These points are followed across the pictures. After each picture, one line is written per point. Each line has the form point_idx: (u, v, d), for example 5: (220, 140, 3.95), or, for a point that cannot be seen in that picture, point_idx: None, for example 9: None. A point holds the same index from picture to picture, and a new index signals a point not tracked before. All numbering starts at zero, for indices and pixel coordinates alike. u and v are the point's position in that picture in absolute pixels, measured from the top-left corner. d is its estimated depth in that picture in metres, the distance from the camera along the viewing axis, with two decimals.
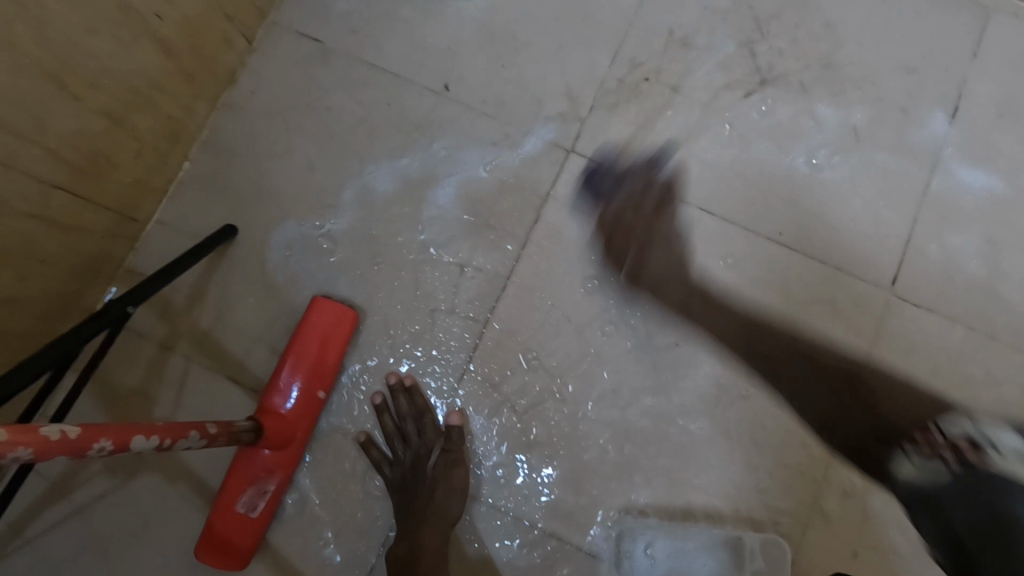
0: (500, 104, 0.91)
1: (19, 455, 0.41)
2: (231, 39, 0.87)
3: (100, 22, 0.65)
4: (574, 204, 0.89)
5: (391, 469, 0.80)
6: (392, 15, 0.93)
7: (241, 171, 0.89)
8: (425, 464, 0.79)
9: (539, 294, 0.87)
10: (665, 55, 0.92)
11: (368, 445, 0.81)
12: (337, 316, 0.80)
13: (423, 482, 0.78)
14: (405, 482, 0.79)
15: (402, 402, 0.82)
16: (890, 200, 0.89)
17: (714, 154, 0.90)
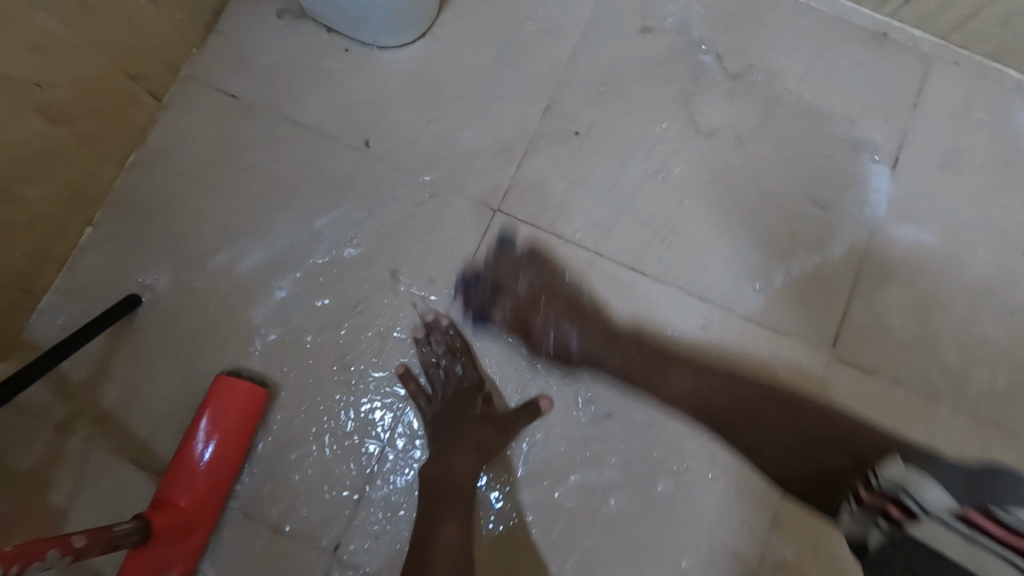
0: (426, 160, 0.86)
1: None
2: (136, 97, 0.81)
3: None
4: (495, 276, 0.84)
5: (432, 403, 0.80)
6: (312, 65, 0.88)
7: (148, 234, 0.83)
8: (466, 400, 0.80)
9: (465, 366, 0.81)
10: (598, 108, 0.89)
11: (408, 376, 0.80)
12: (243, 394, 0.76)
13: (467, 416, 0.79)
14: (446, 417, 0.79)
15: (440, 338, 0.82)
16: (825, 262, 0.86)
17: (649, 211, 0.86)
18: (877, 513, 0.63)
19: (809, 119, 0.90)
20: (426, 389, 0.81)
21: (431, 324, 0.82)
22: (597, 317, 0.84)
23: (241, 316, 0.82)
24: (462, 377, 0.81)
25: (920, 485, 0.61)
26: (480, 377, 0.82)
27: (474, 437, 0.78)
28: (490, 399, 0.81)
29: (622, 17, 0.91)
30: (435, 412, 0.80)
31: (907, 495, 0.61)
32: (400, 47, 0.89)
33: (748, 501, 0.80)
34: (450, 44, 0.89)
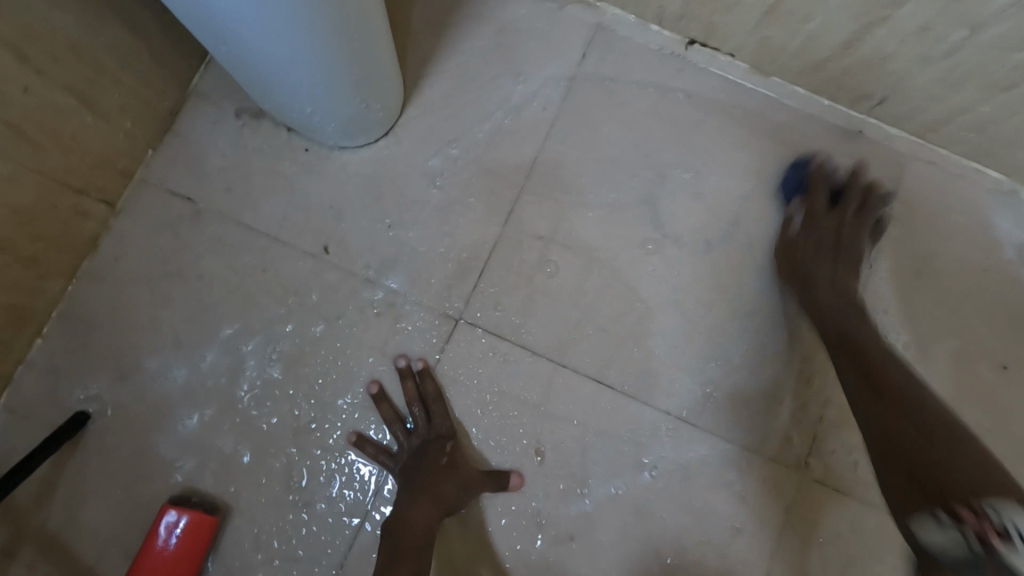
0: (385, 269, 0.85)
1: None
2: (85, 209, 0.80)
3: None
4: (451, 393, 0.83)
5: (392, 459, 0.80)
6: (270, 168, 0.87)
7: (101, 347, 0.82)
8: (429, 450, 0.79)
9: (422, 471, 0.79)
10: (562, 212, 0.87)
11: (364, 442, 0.81)
12: (190, 521, 0.74)
13: (427, 466, 0.78)
14: (411, 467, 0.79)
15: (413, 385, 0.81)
16: (790, 377, 0.84)
17: (615, 320, 0.85)
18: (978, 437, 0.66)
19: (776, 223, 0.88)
20: (389, 450, 0.81)
21: (403, 370, 0.82)
22: (559, 431, 0.82)
23: (195, 431, 0.81)
24: (430, 423, 0.81)
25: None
26: (450, 425, 0.81)
27: (434, 491, 0.77)
28: (454, 448, 0.79)
29: (587, 116, 0.89)
30: (399, 465, 0.80)
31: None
32: (360, 147, 0.88)
33: None
34: (412, 146, 0.88)
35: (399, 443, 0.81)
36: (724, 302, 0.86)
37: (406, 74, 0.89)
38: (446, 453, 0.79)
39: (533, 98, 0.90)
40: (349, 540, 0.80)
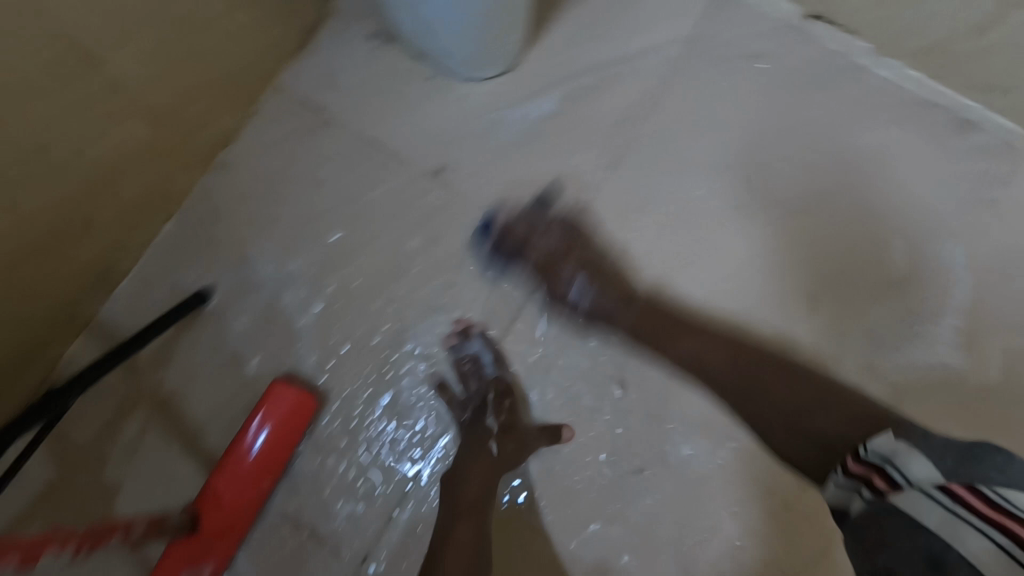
0: (492, 196, 0.90)
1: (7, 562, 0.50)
2: (230, 103, 0.86)
3: (76, 89, 0.65)
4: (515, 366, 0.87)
5: (460, 410, 0.84)
6: (396, 89, 0.92)
7: (226, 234, 0.89)
8: (488, 412, 0.83)
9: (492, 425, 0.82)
10: (664, 165, 0.91)
11: (438, 388, 0.85)
12: (281, 416, 0.78)
13: (489, 425, 0.82)
14: (467, 425, 0.83)
15: (480, 349, 0.85)
16: (862, 350, 0.87)
17: (707, 274, 0.89)
18: (861, 483, 0.56)
19: (837, 215, 0.90)
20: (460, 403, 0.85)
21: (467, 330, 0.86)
22: (641, 368, 0.86)
23: (302, 322, 0.87)
24: (491, 385, 0.85)
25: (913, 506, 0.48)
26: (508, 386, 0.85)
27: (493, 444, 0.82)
28: (511, 408, 0.84)
29: (699, 77, 0.91)
30: (464, 420, 0.84)
31: (895, 468, 0.53)
32: (482, 80, 0.92)
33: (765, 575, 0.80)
34: (528, 85, 0.92)
35: (465, 398, 0.84)
36: (801, 275, 0.89)
37: (533, 17, 0.94)
38: (503, 412, 0.83)
39: (649, 54, 0.93)
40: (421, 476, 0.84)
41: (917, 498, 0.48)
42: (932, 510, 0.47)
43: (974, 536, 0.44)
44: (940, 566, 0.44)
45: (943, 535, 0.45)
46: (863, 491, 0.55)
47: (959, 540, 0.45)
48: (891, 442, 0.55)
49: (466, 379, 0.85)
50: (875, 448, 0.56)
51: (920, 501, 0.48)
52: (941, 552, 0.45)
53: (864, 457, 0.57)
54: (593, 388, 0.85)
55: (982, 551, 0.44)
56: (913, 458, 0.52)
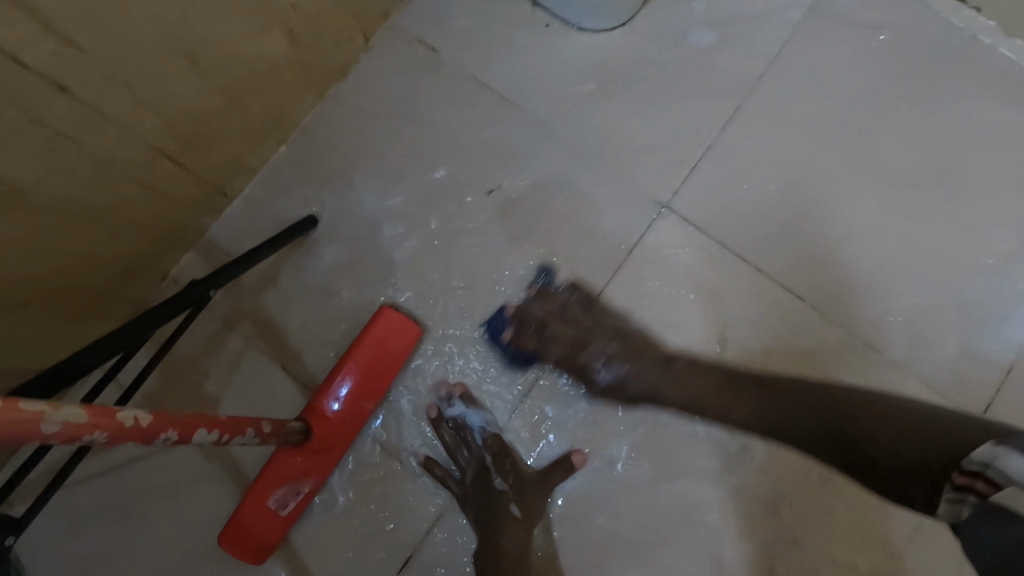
0: (600, 147, 0.89)
1: (166, 436, 0.49)
2: (351, 35, 0.86)
3: (238, 5, 0.64)
4: (547, 364, 0.85)
5: (459, 484, 0.82)
6: (511, 35, 0.91)
7: (333, 165, 0.89)
8: (492, 469, 0.81)
9: (505, 487, 0.81)
10: (779, 128, 0.88)
11: (432, 466, 0.82)
12: (369, 349, 0.79)
13: (499, 489, 0.81)
14: (475, 499, 0.81)
15: (461, 411, 0.83)
16: (972, 332, 0.84)
17: (817, 242, 0.86)
18: (964, 491, 0.57)
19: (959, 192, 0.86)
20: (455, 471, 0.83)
21: (444, 399, 0.83)
22: (740, 330, 0.85)
23: (403, 257, 0.88)
24: (480, 448, 0.82)
25: (1005, 457, 0.53)
26: (503, 445, 0.82)
27: (512, 505, 0.80)
28: (516, 468, 0.82)
29: (819, 44, 0.90)
30: (465, 488, 0.81)
31: (998, 470, 0.54)
32: (599, 32, 0.91)
33: (848, 542, 0.80)
34: (645, 39, 0.91)
35: (460, 469, 0.82)
36: (930, 249, 0.85)
37: None
38: (509, 474, 0.81)
39: (772, 16, 0.91)
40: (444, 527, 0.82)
41: (1015, 494, 0.52)
42: (1019, 500, 0.52)
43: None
44: None
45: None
46: (965, 499, 0.57)
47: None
48: (995, 447, 0.56)
49: (456, 446, 0.83)
50: (983, 456, 0.56)
51: (1020, 496, 0.52)
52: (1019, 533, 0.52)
53: (968, 465, 0.58)
54: (692, 347, 0.84)
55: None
56: (1009, 448, 0.54)
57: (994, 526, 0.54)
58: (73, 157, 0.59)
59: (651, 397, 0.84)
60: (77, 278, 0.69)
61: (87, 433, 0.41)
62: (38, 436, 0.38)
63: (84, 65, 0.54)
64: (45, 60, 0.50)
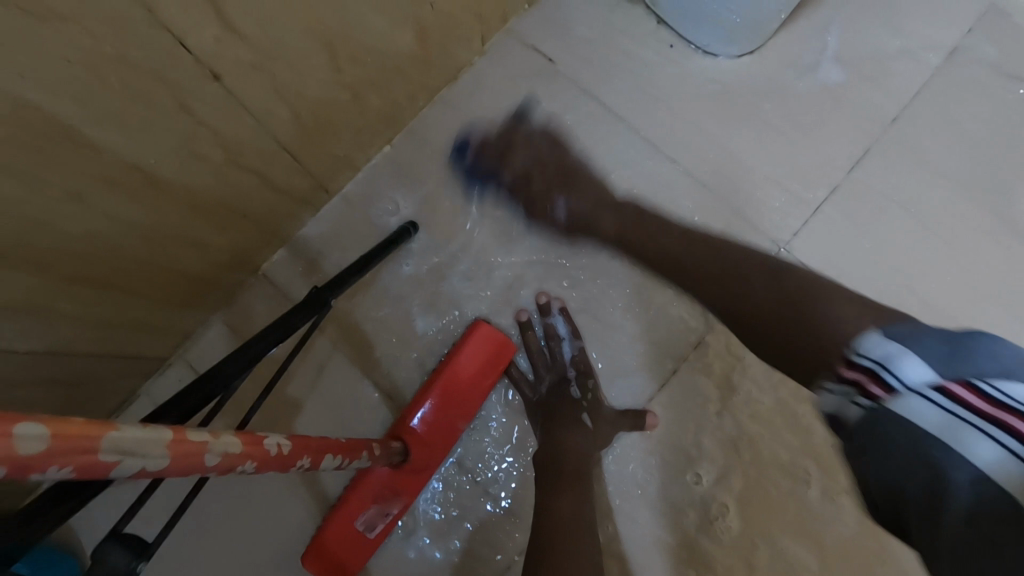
0: (718, 177, 0.84)
1: (301, 463, 0.45)
2: (471, 37, 0.82)
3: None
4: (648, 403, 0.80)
5: (533, 388, 0.80)
6: (634, 51, 0.87)
7: (437, 170, 0.85)
8: (570, 380, 0.80)
9: (579, 395, 0.79)
10: (908, 177, 0.83)
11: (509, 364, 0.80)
12: (445, 372, 0.75)
13: (574, 397, 0.79)
14: (548, 405, 0.79)
15: (556, 324, 0.81)
16: None
17: (943, 300, 0.81)
18: (855, 392, 0.45)
19: None
20: (528, 377, 0.81)
21: (543, 306, 0.81)
22: None
23: (503, 273, 0.83)
24: (566, 359, 0.81)
25: (899, 354, 0.42)
26: (588, 365, 0.80)
27: (583, 415, 0.78)
28: (597, 386, 0.80)
29: (957, 87, 0.85)
30: (538, 394, 0.80)
31: (885, 367, 0.43)
32: (726, 58, 0.86)
33: None
34: (774, 69, 0.86)
35: (537, 373, 0.80)
36: None
37: None
38: (588, 389, 0.79)
39: (910, 56, 0.85)
40: (502, 451, 0.80)
41: (913, 401, 0.41)
42: (925, 414, 0.40)
43: (982, 441, 0.37)
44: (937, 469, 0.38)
45: (942, 441, 0.39)
46: (853, 395, 0.45)
47: (961, 447, 0.38)
48: (893, 344, 0.44)
49: (542, 352, 0.81)
50: (874, 348, 0.45)
51: (914, 406, 0.41)
52: (941, 461, 0.38)
53: (861, 361, 0.45)
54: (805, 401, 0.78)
55: (995, 457, 0.37)
56: (916, 352, 0.42)
57: (879, 421, 0.42)
58: (208, 147, 0.55)
59: (757, 449, 0.78)
60: (181, 266, 0.66)
61: (241, 463, 0.38)
62: (201, 470, 0.34)
63: (239, 52, 0.50)
64: (208, 43, 0.47)
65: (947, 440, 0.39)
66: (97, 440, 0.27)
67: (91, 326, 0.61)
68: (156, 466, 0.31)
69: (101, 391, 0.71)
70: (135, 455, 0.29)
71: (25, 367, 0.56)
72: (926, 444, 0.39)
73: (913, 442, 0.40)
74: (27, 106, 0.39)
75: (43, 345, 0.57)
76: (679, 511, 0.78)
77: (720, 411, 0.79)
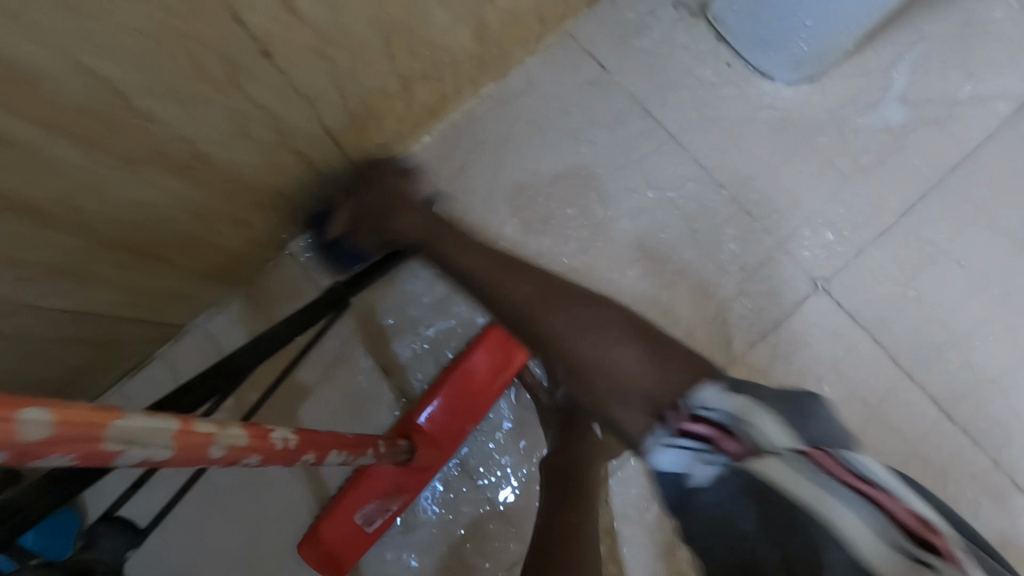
0: (763, 207, 0.82)
1: (304, 459, 0.44)
2: (528, 37, 0.80)
3: None
4: None
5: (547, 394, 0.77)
6: (692, 68, 0.84)
7: (475, 168, 0.83)
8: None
9: None
10: (964, 228, 0.80)
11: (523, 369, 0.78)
12: (455, 374, 0.74)
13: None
14: (561, 413, 0.75)
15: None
16: None
17: (982, 361, 0.78)
18: (704, 449, 0.41)
19: None
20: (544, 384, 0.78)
21: None
22: (878, 438, 0.77)
23: None
24: None
25: (749, 413, 0.41)
26: None
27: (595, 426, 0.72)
28: None
29: None
30: (551, 402, 0.76)
31: (739, 425, 0.41)
32: (787, 85, 0.83)
33: None
34: (835, 101, 0.82)
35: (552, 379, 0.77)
36: None
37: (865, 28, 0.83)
38: None
39: (980, 103, 0.81)
40: (510, 458, 0.79)
41: (768, 461, 0.38)
42: (806, 482, 0.36)
43: (851, 513, 0.35)
44: (813, 541, 0.34)
45: (817, 511, 0.35)
46: (698, 452, 0.41)
47: (829, 519, 0.35)
48: (743, 403, 0.42)
49: None
50: (717, 404, 0.43)
51: (788, 469, 0.37)
52: (817, 532, 0.35)
53: (701, 414, 0.43)
54: None
55: (875, 535, 0.33)
56: (767, 419, 0.41)
57: (732, 482, 0.39)
58: (256, 125, 0.55)
59: None
60: (212, 241, 0.65)
61: (245, 457, 0.37)
62: (205, 462, 0.34)
63: (298, 35, 0.49)
64: (269, 24, 0.46)
65: (814, 507, 0.35)
66: (103, 430, 0.27)
67: (118, 291, 0.60)
68: (160, 457, 0.30)
69: (117, 351, 0.71)
70: (139, 445, 0.29)
71: (49, 323, 0.57)
72: (788, 506, 0.36)
73: (776, 506, 0.37)
74: (84, 70, 0.39)
75: (68, 305, 0.56)
76: (679, 546, 0.76)
77: None
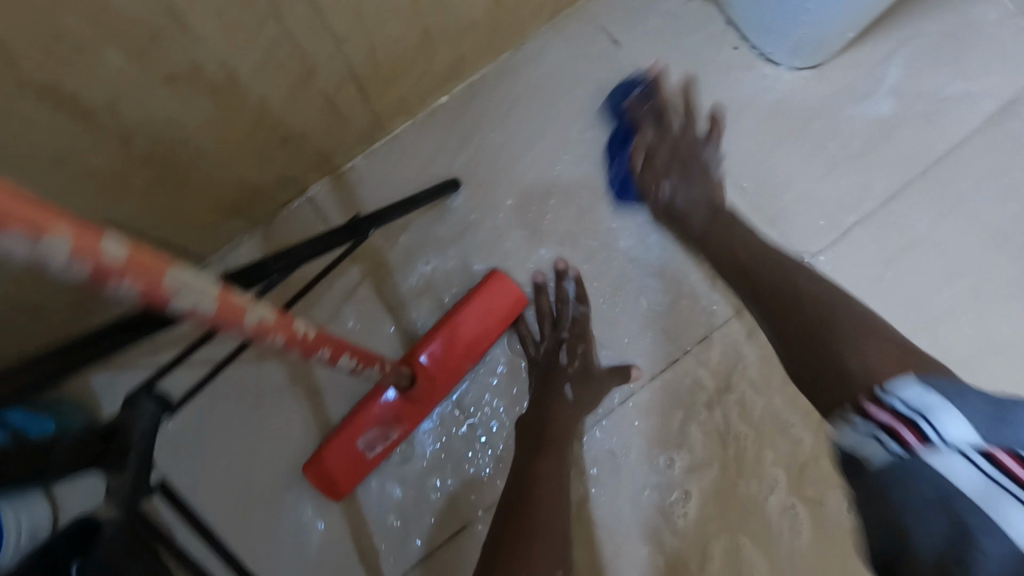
0: (754, 184, 0.86)
1: (321, 354, 0.49)
2: (545, 8, 0.85)
3: None
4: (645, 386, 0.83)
5: (535, 350, 0.83)
6: (698, 49, 0.89)
7: (486, 129, 0.87)
8: (563, 343, 0.83)
9: (566, 364, 0.81)
10: (942, 216, 0.85)
11: (520, 325, 0.84)
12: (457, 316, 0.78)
13: (561, 363, 0.81)
14: (543, 367, 0.82)
15: (569, 288, 0.84)
16: None
17: (948, 341, 0.82)
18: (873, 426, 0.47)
19: None
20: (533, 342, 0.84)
21: (559, 273, 0.84)
22: None
23: (531, 239, 0.86)
24: (569, 327, 0.83)
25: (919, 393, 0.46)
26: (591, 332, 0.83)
27: (567, 386, 0.80)
28: (586, 354, 0.82)
29: (1010, 142, 0.85)
30: (535, 359, 0.83)
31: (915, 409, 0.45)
32: (786, 70, 0.88)
33: None
34: (831, 88, 0.87)
35: (543, 337, 0.84)
36: None
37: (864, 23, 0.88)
38: (578, 355, 0.82)
39: (969, 100, 0.86)
40: (500, 402, 0.84)
41: (952, 460, 0.42)
42: (970, 473, 0.42)
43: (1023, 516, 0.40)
44: (969, 536, 0.41)
45: (978, 504, 0.41)
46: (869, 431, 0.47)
47: (997, 518, 0.40)
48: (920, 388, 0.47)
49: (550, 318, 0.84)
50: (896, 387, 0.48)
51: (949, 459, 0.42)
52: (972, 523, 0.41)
53: (892, 402, 0.47)
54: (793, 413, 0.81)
55: None
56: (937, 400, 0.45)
57: (898, 464, 0.45)
58: (288, 59, 0.60)
59: (739, 449, 0.81)
60: (239, 172, 0.70)
61: (272, 334, 0.42)
62: (241, 326, 0.39)
63: None
64: None
65: (969, 496, 0.41)
66: (165, 274, 0.31)
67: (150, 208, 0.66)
68: (206, 310, 0.35)
69: None
70: (194, 289, 0.34)
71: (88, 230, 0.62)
72: (955, 500, 0.41)
73: (942, 492, 0.42)
74: None
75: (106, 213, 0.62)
76: (651, 493, 0.81)
77: (712, 407, 0.82)
